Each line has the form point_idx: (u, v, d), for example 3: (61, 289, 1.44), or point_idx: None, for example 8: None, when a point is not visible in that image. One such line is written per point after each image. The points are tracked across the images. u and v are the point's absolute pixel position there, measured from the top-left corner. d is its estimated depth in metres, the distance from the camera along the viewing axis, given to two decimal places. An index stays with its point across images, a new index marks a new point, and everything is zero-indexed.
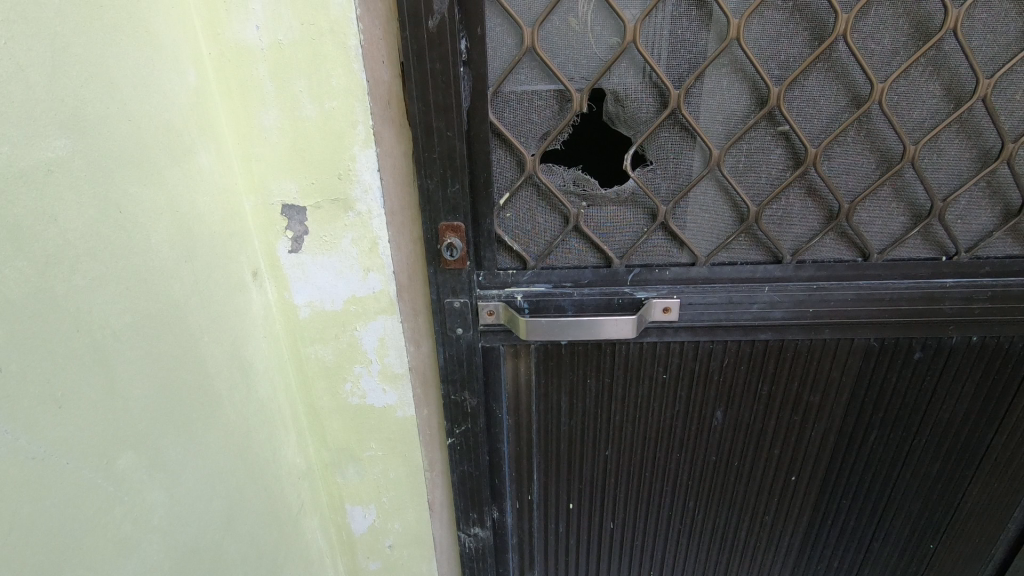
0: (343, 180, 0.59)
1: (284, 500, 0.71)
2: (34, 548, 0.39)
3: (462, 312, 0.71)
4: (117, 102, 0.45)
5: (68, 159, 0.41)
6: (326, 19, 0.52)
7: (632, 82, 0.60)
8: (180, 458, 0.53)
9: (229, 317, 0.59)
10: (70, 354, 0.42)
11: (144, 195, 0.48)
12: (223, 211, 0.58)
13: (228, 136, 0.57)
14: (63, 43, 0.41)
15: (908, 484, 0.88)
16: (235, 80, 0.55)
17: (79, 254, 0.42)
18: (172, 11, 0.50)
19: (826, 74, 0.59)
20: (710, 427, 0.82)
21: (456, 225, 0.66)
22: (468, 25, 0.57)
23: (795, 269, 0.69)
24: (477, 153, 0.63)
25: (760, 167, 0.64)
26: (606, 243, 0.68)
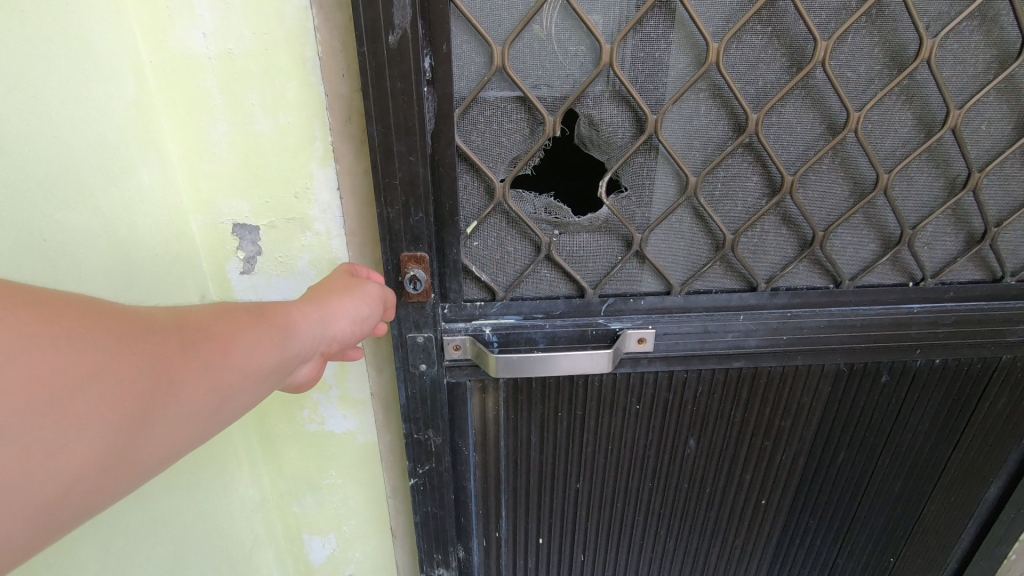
0: (301, 199, 0.59)
1: (231, 534, 0.69)
2: None
3: (425, 347, 0.69)
4: (42, 120, 0.44)
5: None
6: (281, 30, 0.52)
7: (606, 106, 0.60)
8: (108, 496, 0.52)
9: None
10: None
11: (74, 223, 0.48)
12: (166, 236, 0.57)
13: (169, 152, 0.56)
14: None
15: (874, 505, 0.89)
16: (179, 90, 0.53)
17: None
18: (109, 23, 0.49)
19: (802, 101, 0.60)
20: (683, 457, 0.82)
21: (420, 254, 0.63)
22: (431, 41, 0.55)
23: (769, 297, 0.71)
24: (444, 177, 0.61)
25: (736, 194, 0.65)
26: (581, 271, 0.68)
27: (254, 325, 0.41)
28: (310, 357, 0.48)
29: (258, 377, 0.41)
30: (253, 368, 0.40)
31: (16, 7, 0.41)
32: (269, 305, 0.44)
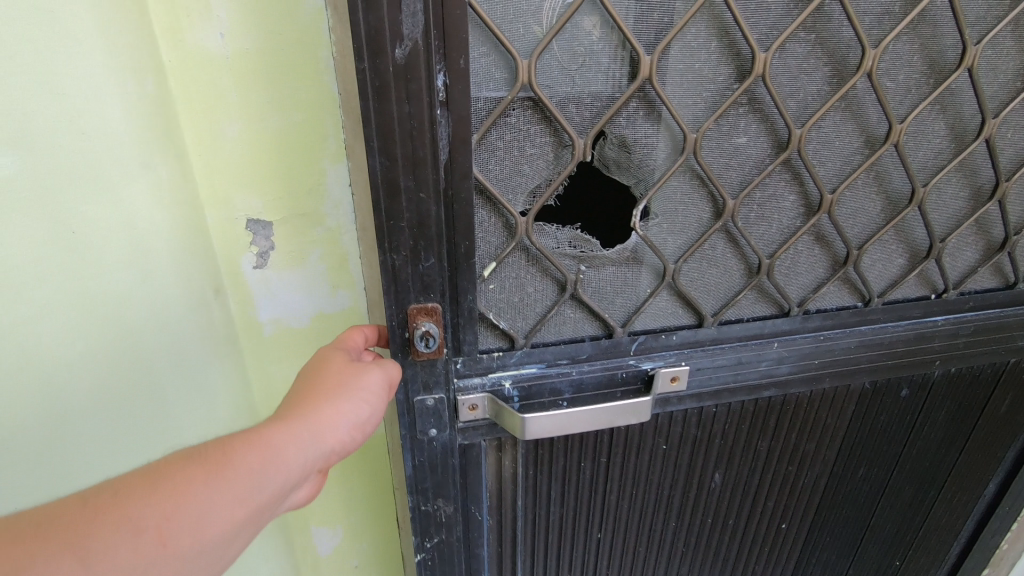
0: (312, 196, 0.67)
1: None
2: None
3: (436, 410, 0.65)
4: (66, 119, 0.50)
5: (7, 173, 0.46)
6: (293, 32, 0.58)
7: (641, 125, 0.56)
8: None
9: (183, 333, 0.64)
10: None
11: (92, 213, 0.53)
12: (184, 227, 0.62)
13: (186, 145, 0.60)
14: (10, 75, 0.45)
15: (889, 518, 0.90)
16: (194, 86, 0.58)
17: None
18: (129, 23, 0.53)
19: (844, 114, 0.59)
20: (707, 489, 0.81)
21: (431, 305, 0.59)
22: (446, 58, 0.49)
23: (802, 321, 0.70)
24: (458, 216, 0.56)
25: (772, 215, 0.63)
26: (612, 303, 0.66)
27: (215, 480, 0.43)
28: (303, 476, 0.50)
29: (224, 528, 0.43)
30: (211, 523, 0.42)
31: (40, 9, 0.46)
32: (239, 442, 0.46)
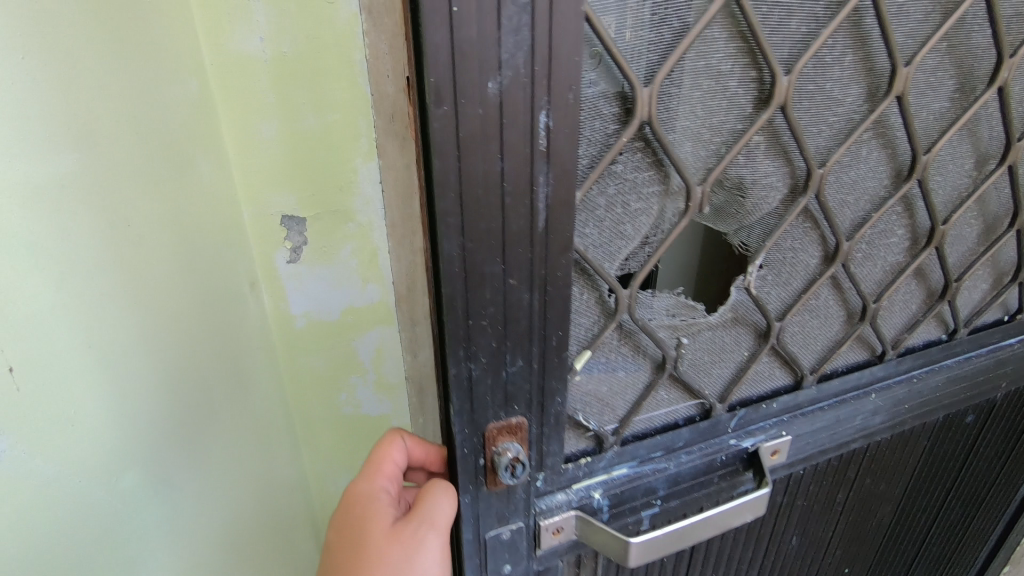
0: (345, 192, 0.70)
1: (257, 494, 0.79)
2: (55, 543, 0.46)
3: (511, 541, 0.62)
4: (119, 118, 0.52)
5: (68, 173, 0.46)
6: (331, 36, 0.61)
7: (757, 161, 0.53)
8: (168, 452, 0.60)
9: (219, 322, 0.68)
10: (80, 358, 0.48)
11: (144, 207, 0.55)
12: (220, 221, 0.67)
13: (224, 144, 0.66)
14: (78, 74, 0.47)
15: (941, 532, 0.98)
16: (235, 87, 0.63)
17: (88, 268, 0.49)
18: (174, 27, 0.58)
19: (966, 137, 0.60)
20: (791, 544, 0.85)
21: (516, 424, 0.56)
22: (550, 98, 0.42)
23: (895, 365, 0.74)
24: (551, 297, 0.50)
25: (879, 254, 0.64)
26: (714, 373, 0.65)
27: None
28: None
29: None
30: None
31: (97, 13, 0.49)
32: None
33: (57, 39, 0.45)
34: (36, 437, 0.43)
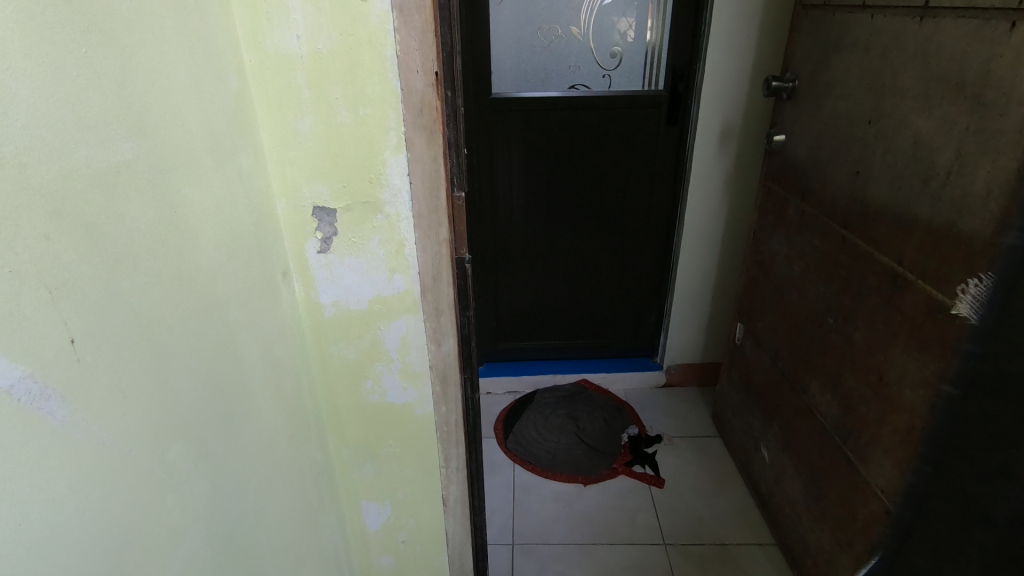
0: (374, 184, 0.73)
1: (284, 477, 0.81)
2: (111, 511, 0.48)
3: None
4: (174, 110, 0.55)
5: (131, 159, 0.49)
6: (364, 32, 0.64)
7: None
8: (209, 433, 0.62)
9: (257, 310, 0.71)
10: (136, 341, 0.50)
11: (193, 198, 0.58)
12: (258, 212, 0.70)
13: (262, 138, 0.70)
14: (135, 70, 0.50)
15: None
16: (272, 84, 0.67)
17: (144, 253, 0.51)
18: (217, 25, 0.61)
19: None
20: None
21: None
22: None
23: None
24: None
25: None
26: None
27: None
28: None
29: None
30: None
31: (153, 12, 0.52)
32: None
33: (117, 35, 0.48)
34: (99, 403, 0.46)
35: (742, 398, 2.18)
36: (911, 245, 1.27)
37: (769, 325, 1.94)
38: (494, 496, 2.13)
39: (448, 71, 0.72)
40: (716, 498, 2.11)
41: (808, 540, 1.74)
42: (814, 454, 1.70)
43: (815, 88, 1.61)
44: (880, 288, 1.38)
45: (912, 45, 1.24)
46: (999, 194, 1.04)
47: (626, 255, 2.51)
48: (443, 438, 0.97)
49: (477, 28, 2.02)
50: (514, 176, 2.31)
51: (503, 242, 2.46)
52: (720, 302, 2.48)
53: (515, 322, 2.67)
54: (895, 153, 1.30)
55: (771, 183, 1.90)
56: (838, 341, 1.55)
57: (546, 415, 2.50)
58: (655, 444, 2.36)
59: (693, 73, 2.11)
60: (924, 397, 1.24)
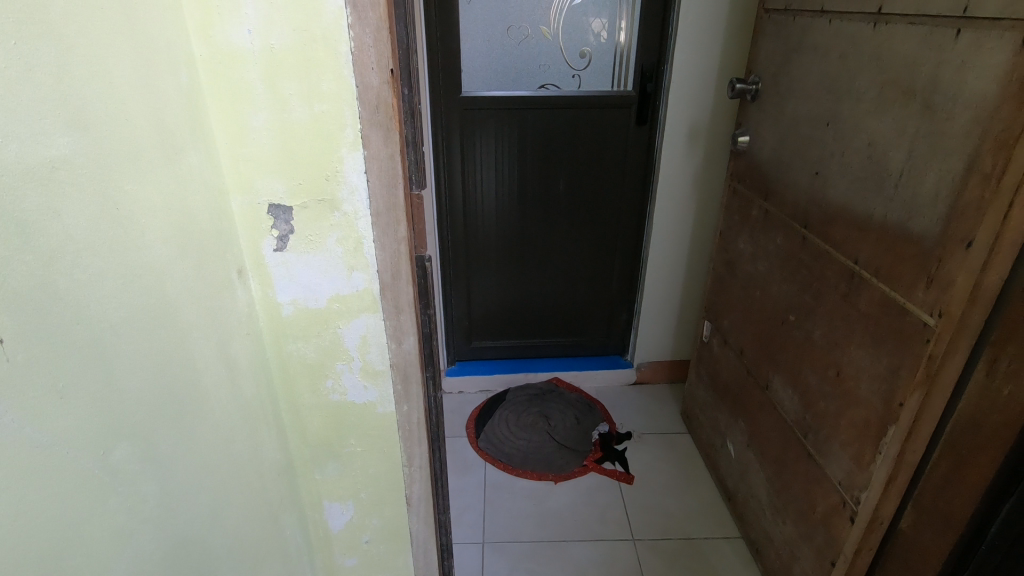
0: (330, 181, 0.72)
1: (243, 477, 0.80)
2: (47, 515, 0.47)
3: None
4: (117, 103, 0.54)
5: (68, 154, 0.48)
6: (318, 28, 0.64)
7: None
8: (158, 434, 0.61)
9: (210, 308, 0.70)
10: (73, 339, 0.49)
11: (139, 194, 0.57)
12: (211, 209, 0.69)
13: (215, 134, 0.69)
14: (72, 63, 0.48)
15: None
16: (224, 79, 0.66)
17: (84, 249, 0.50)
18: (164, 17, 0.60)
19: None
20: None
21: None
22: None
23: None
24: None
25: None
26: None
27: None
28: None
29: None
30: None
31: (94, 4, 0.51)
32: None
33: (53, 27, 0.46)
34: (33, 404, 0.45)
35: (709, 395, 2.22)
36: (867, 244, 1.30)
37: (735, 322, 1.98)
38: (465, 494, 2.13)
39: (404, 70, 0.74)
40: (684, 493, 2.14)
41: (771, 532, 1.78)
42: (777, 449, 1.74)
43: (778, 90, 1.64)
44: (838, 286, 1.41)
45: (868, 49, 1.27)
46: (946, 195, 1.08)
47: (595, 254, 2.53)
48: (405, 437, 0.96)
49: (447, 26, 2.02)
50: (485, 175, 2.31)
51: (475, 241, 2.45)
52: (689, 300, 2.52)
53: (487, 321, 2.67)
54: (851, 155, 1.34)
55: (736, 184, 1.93)
56: (799, 338, 1.59)
57: (518, 413, 2.50)
58: (625, 441, 2.38)
59: (661, 74, 2.14)
60: (879, 391, 1.28)
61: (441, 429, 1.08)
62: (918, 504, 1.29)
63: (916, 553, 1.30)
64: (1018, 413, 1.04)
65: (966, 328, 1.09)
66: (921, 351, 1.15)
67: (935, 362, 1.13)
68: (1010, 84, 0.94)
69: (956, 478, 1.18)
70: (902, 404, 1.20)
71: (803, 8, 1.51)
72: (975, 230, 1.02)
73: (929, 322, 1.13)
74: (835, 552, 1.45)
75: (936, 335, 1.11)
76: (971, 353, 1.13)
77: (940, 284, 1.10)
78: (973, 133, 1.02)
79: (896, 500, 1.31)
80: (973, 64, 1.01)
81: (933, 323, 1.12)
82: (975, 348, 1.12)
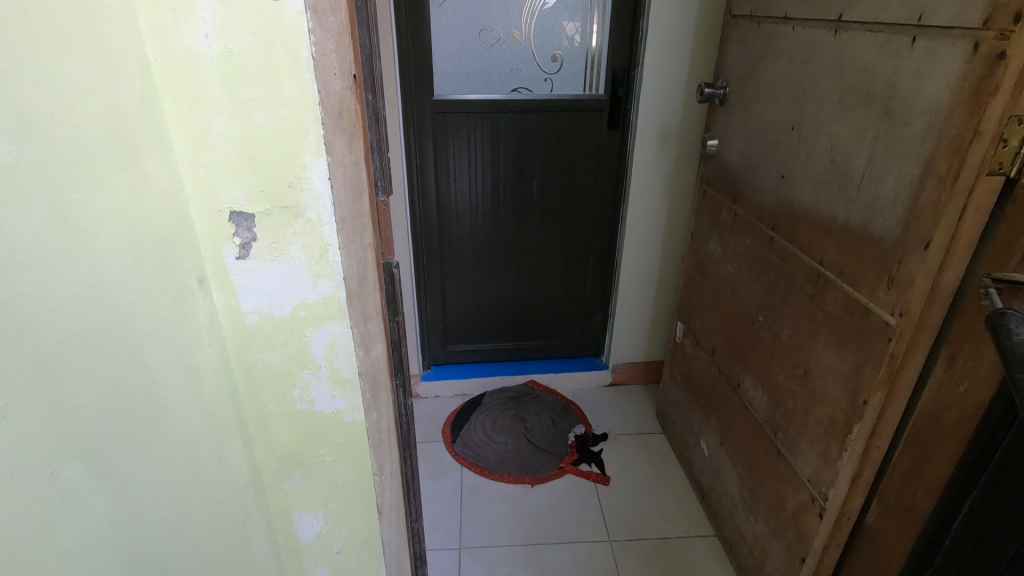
0: (293, 188, 0.71)
1: (206, 490, 0.78)
2: None
3: None
4: (65, 109, 0.52)
5: (11, 163, 0.46)
6: (278, 32, 0.63)
7: None
8: (112, 450, 0.59)
9: (168, 318, 0.68)
10: (17, 355, 0.47)
11: (90, 203, 0.55)
12: (168, 218, 0.68)
13: (172, 140, 0.67)
14: (14, 69, 0.47)
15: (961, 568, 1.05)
16: (181, 84, 0.65)
17: (30, 262, 0.48)
18: (116, 19, 0.59)
19: None
20: None
21: None
22: None
23: None
24: None
25: None
26: None
27: None
28: None
29: None
30: None
31: (40, 9, 0.49)
32: None
33: None
34: None
35: (683, 395, 2.24)
36: (831, 245, 1.33)
37: (707, 323, 2.00)
38: (441, 500, 2.11)
39: (367, 76, 0.74)
40: (659, 493, 2.16)
41: (744, 529, 1.80)
42: (748, 447, 1.76)
43: (745, 94, 1.66)
44: (804, 287, 1.44)
45: (830, 55, 1.30)
46: (905, 197, 1.11)
47: (568, 257, 2.53)
48: (375, 445, 0.95)
49: (418, 29, 2.00)
50: (459, 178, 2.31)
51: (450, 244, 2.45)
52: (661, 302, 2.54)
53: (462, 325, 2.66)
54: (815, 158, 1.37)
55: (706, 187, 1.96)
56: (768, 338, 1.61)
57: (494, 417, 2.49)
58: (601, 442, 2.39)
59: (632, 78, 2.16)
60: (844, 390, 1.31)
61: (412, 437, 1.08)
62: (883, 498, 1.32)
63: (881, 547, 1.33)
64: (973, 408, 1.05)
65: (926, 327, 1.12)
66: (884, 350, 1.18)
67: (896, 361, 1.16)
68: (962, 91, 0.97)
69: (917, 473, 1.20)
70: (866, 401, 1.23)
71: (768, 13, 1.53)
72: (932, 232, 1.05)
73: (891, 321, 1.16)
74: (805, 548, 1.48)
75: (898, 334, 1.14)
76: (930, 351, 1.16)
77: (900, 285, 1.13)
78: (928, 138, 1.05)
79: (862, 495, 1.34)
80: (928, 70, 1.04)
81: (894, 322, 1.15)
82: (934, 346, 1.15)
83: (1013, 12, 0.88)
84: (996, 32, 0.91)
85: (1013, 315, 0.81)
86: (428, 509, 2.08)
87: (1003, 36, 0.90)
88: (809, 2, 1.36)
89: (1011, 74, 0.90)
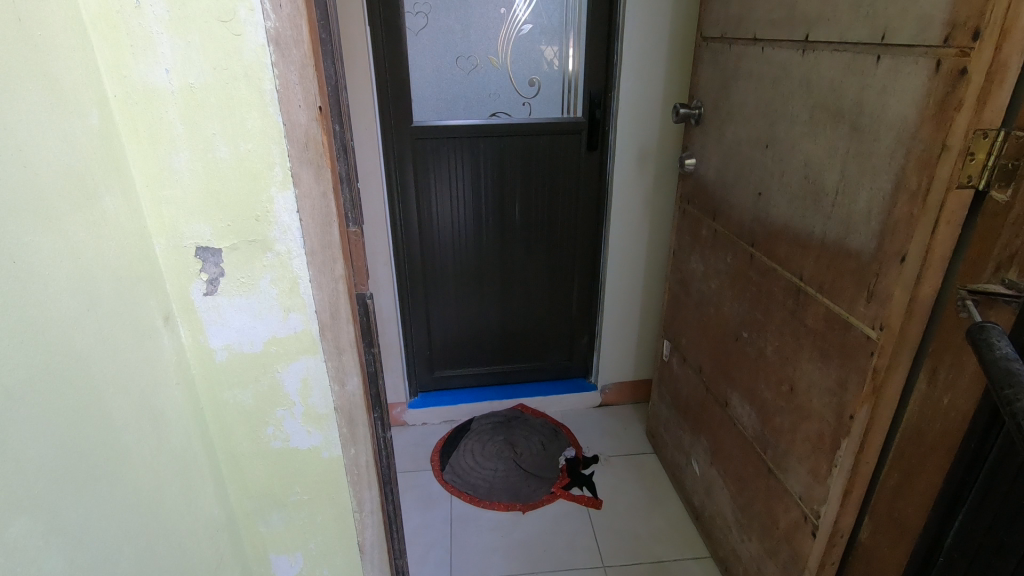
0: (261, 222, 0.69)
1: (174, 538, 0.75)
2: None
3: None
4: (14, 150, 0.50)
5: None
6: (240, 66, 0.62)
7: None
8: (64, 501, 0.56)
9: (130, 360, 0.66)
10: None
11: (41, 245, 0.53)
12: (129, 257, 0.66)
13: (134, 177, 0.66)
14: None
15: None
16: (141, 120, 0.64)
17: None
18: (71, 56, 0.57)
19: None
20: None
21: None
22: None
23: None
24: None
25: None
26: None
27: None
28: None
29: None
30: None
31: None
32: None
33: None
34: None
35: (672, 414, 2.23)
36: (810, 261, 1.33)
37: (692, 341, 1.99)
38: (430, 531, 2.06)
39: (332, 107, 0.75)
40: (651, 515, 2.12)
41: (738, 550, 1.78)
42: (738, 465, 1.75)
43: (719, 114, 1.68)
44: (785, 302, 1.44)
45: (799, 74, 1.32)
46: (878, 211, 1.12)
47: (552, 279, 2.53)
48: (354, 481, 0.92)
49: (395, 57, 2.01)
50: (440, 204, 2.30)
51: (432, 270, 2.43)
52: (646, 321, 2.54)
53: (448, 350, 2.63)
54: (790, 175, 1.38)
55: (685, 205, 1.97)
56: (752, 354, 1.61)
57: (483, 443, 2.45)
58: (592, 465, 2.36)
59: (609, 100, 2.18)
60: (830, 404, 1.30)
61: (392, 469, 1.06)
62: (875, 514, 1.30)
63: (876, 564, 1.30)
64: (958, 421, 1.04)
65: (907, 339, 1.12)
66: (866, 364, 1.18)
67: (879, 374, 1.16)
68: (928, 106, 0.99)
69: (907, 487, 1.19)
70: (852, 416, 1.23)
71: (738, 35, 1.56)
72: (907, 245, 1.06)
73: (872, 335, 1.16)
74: (799, 567, 1.46)
75: (879, 347, 1.14)
76: (912, 363, 1.16)
77: (879, 298, 1.13)
78: (898, 153, 1.06)
79: (854, 511, 1.32)
80: (893, 87, 1.06)
81: (875, 336, 1.15)
82: (917, 360, 1.15)
83: (971, 29, 0.90)
84: (957, 49, 0.93)
85: (994, 329, 0.81)
86: (418, 540, 2.03)
87: (963, 53, 0.92)
88: (776, 24, 1.38)
89: (974, 89, 0.91)
